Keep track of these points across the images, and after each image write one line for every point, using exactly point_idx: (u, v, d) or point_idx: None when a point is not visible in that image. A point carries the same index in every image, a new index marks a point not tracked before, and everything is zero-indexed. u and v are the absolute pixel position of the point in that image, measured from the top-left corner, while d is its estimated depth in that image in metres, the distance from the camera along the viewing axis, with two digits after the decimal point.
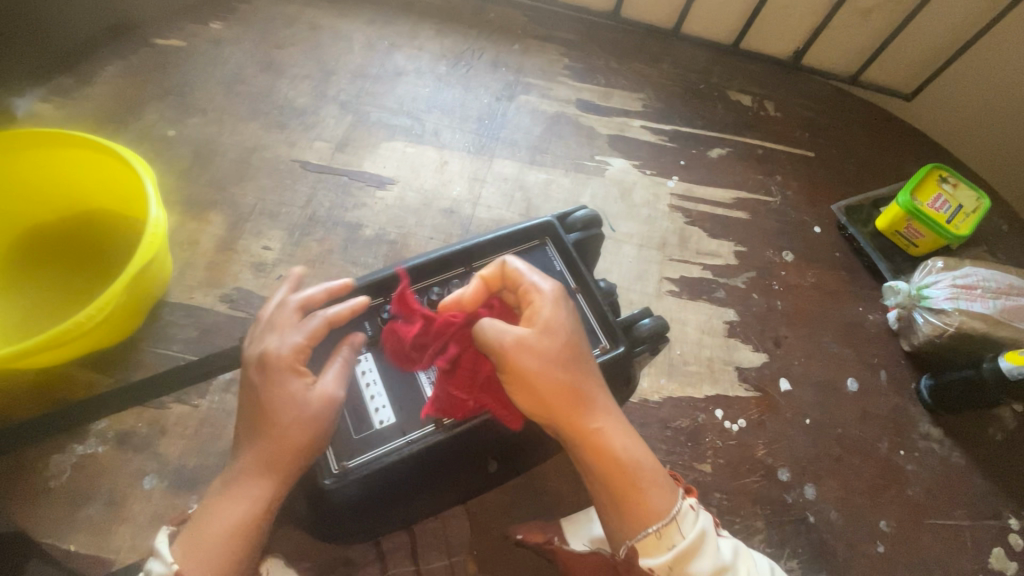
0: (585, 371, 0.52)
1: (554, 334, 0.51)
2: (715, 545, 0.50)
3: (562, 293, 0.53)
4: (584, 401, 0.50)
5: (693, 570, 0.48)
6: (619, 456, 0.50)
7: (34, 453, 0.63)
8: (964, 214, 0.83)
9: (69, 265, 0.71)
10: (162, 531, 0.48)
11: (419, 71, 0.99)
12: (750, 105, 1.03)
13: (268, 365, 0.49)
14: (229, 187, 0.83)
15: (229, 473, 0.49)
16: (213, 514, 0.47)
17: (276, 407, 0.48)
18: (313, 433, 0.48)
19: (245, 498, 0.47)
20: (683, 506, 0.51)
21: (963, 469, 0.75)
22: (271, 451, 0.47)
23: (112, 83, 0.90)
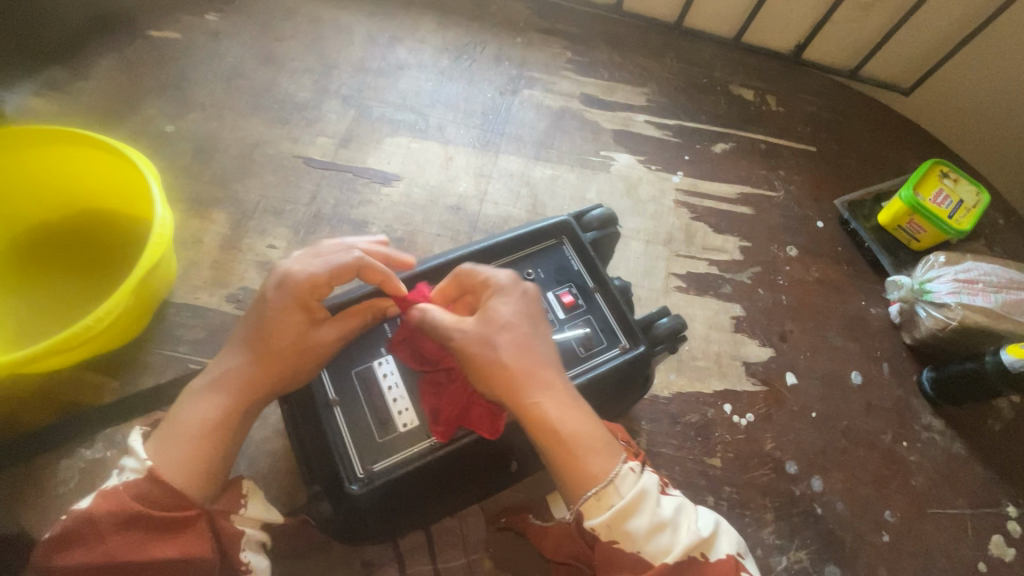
0: (529, 351, 0.49)
1: (494, 323, 0.49)
2: (657, 502, 0.47)
3: (516, 283, 0.52)
4: (523, 377, 0.48)
5: (630, 528, 0.46)
6: (559, 431, 0.47)
7: (41, 458, 0.62)
8: (965, 209, 0.84)
9: (71, 267, 0.70)
10: (136, 430, 0.47)
11: (421, 65, 0.98)
12: (752, 100, 1.03)
13: (286, 288, 0.50)
14: (232, 184, 0.82)
15: (207, 375, 0.50)
16: (188, 412, 0.47)
17: (277, 329, 0.49)
18: (302, 363, 0.50)
19: (221, 403, 0.48)
20: (622, 465, 0.48)
21: (963, 459, 0.77)
22: (260, 367, 0.49)
23: (106, 77, 0.87)
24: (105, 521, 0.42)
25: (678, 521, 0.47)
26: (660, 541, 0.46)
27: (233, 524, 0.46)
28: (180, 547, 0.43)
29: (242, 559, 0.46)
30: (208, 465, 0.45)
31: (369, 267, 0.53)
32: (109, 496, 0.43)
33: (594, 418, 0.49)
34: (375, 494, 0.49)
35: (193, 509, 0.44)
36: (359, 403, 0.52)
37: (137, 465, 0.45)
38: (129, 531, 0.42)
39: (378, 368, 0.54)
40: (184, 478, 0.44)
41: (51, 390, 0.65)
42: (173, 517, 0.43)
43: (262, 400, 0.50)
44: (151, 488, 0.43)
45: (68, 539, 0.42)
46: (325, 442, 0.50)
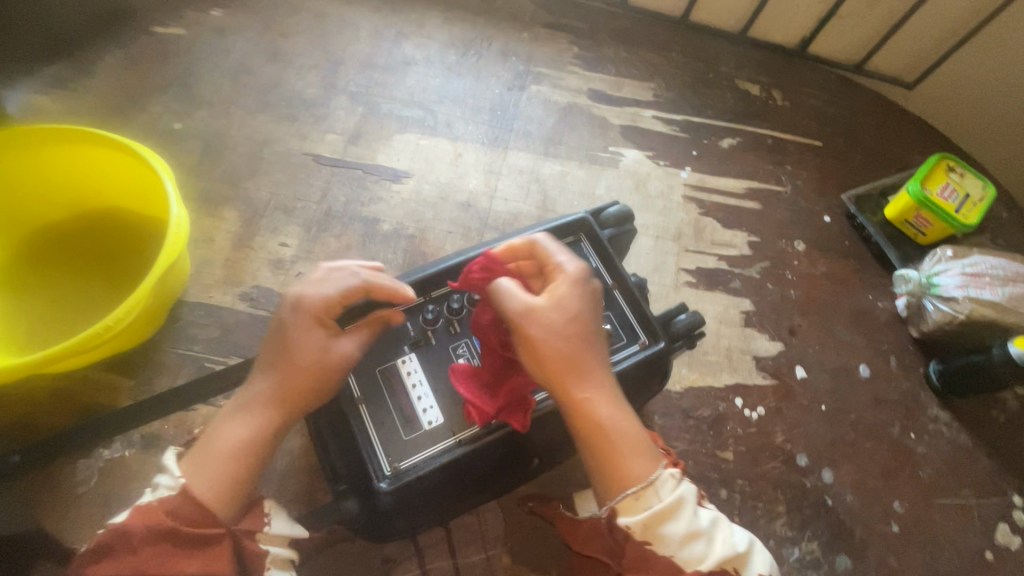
0: (587, 344, 0.50)
1: (563, 311, 0.50)
2: (693, 511, 0.47)
3: (588, 277, 0.52)
4: (579, 370, 0.49)
5: (665, 532, 0.45)
6: (605, 424, 0.48)
7: (59, 460, 0.62)
8: (972, 203, 0.85)
9: (85, 268, 0.70)
10: (171, 449, 0.48)
11: (429, 61, 0.97)
12: (759, 95, 1.03)
13: (298, 311, 0.49)
14: (241, 182, 0.82)
15: (239, 396, 0.49)
16: (220, 431, 0.47)
17: (297, 349, 0.48)
18: (327, 377, 0.49)
19: (255, 421, 0.47)
20: (663, 470, 0.48)
21: (969, 450, 0.78)
22: (287, 384, 0.48)
23: (112, 73, 0.87)
24: (138, 534, 0.42)
25: (714, 532, 0.46)
26: (693, 549, 0.45)
27: (258, 543, 0.46)
28: (207, 564, 0.42)
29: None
30: (237, 484, 0.45)
31: (374, 285, 0.52)
32: (142, 511, 0.42)
33: (638, 421, 0.50)
34: (404, 491, 0.49)
35: (219, 528, 0.44)
36: (384, 401, 0.53)
37: (171, 481, 0.44)
38: (160, 546, 0.42)
39: (402, 367, 0.54)
40: (214, 496, 0.44)
41: (68, 391, 0.65)
42: (203, 534, 0.43)
43: (294, 419, 0.48)
44: (184, 505, 0.43)
45: (103, 552, 0.41)
46: (352, 439, 0.51)
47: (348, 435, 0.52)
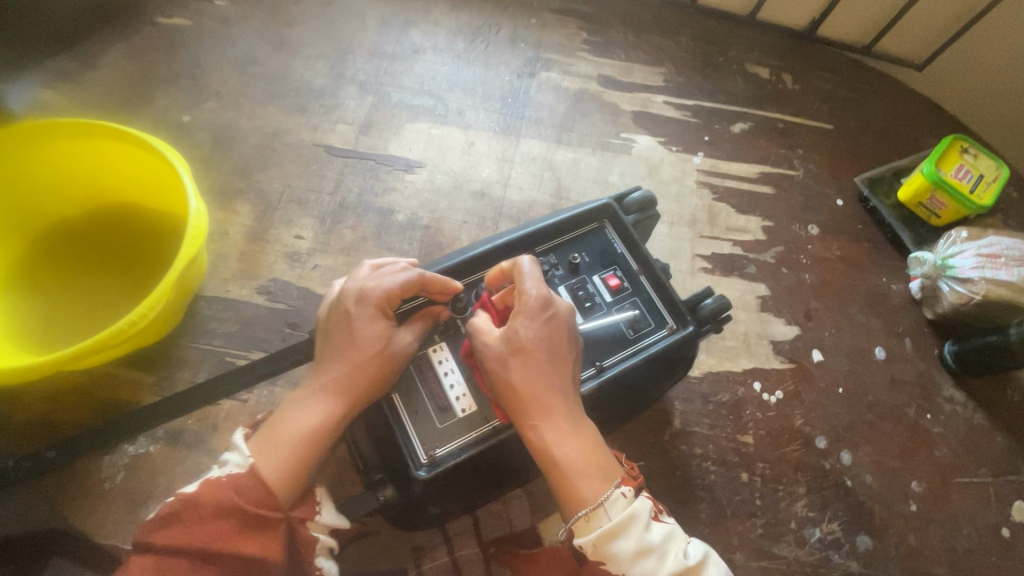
0: (536, 375, 0.48)
1: (514, 342, 0.49)
2: (646, 526, 0.44)
3: (545, 306, 0.49)
4: (529, 403, 0.47)
5: (615, 550, 0.43)
6: (551, 453, 0.46)
7: (85, 456, 0.61)
8: (986, 183, 0.85)
9: (104, 264, 0.69)
10: (239, 426, 0.48)
11: (437, 49, 0.96)
12: (769, 78, 1.03)
13: (361, 302, 0.50)
14: (253, 174, 0.81)
15: (305, 383, 0.49)
16: (287, 417, 0.47)
17: (358, 339, 0.49)
18: (387, 367, 0.50)
19: (319, 410, 0.47)
20: (615, 489, 0.45)
21: (984, 429, 0.79)
22: (349, 373, 0.48)
23: (117, 66, 0.85)
24: (206, 507, 0.42)
25: (667, 546, 0.44)
26: (645, 567, 0.43)
27: (310, 531, 0.46)
28: (264, 546, 0.43)
29: (315, 565, 0.46)
30: (301, 470, 0.45)
31: (431, 281, 0.52)
32: (211, 485, 0.43)
33: (597, 448, 0.47)
34: (440, 479, 0.50)
35: (278, 514, 0.44)
36: (418, 389, 0.53)
37: (240, 459, 0.45)
38: (224, 522, 0.42)
39: (435, 355, 0.54)
40: (278, 479, 0.44)
41: (91, 388, 0.65)
42: (264, 517, 0.43)
43: (355, 409, 0.49)
44: (249, 484, 0.43)
45: (172, 519, 0.42)
46: (388, 427, 0.51)
47: (384, 424, 0.52)
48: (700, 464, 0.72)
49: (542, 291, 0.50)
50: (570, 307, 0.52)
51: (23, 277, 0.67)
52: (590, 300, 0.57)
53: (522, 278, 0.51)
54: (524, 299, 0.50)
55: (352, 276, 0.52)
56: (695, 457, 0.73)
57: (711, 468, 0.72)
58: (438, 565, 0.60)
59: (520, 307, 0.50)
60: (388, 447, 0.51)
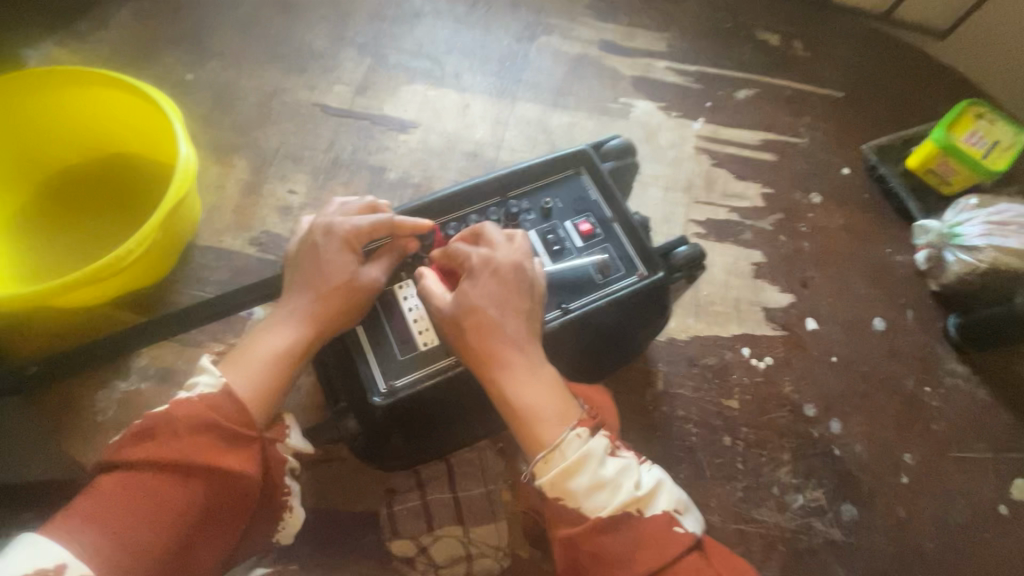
0: (490, 332, 0.49)
1: (464, 303, 0.50)
2: (600, 462, 0.46)
3: (487, 265, 0.51)
4: (488, 358, 0.48)
5: (572, 487, 0.45)
6: (511, 404, 0.47)
7: (81, 388, 0.65)
8: (1000, 150, 0.81)
9: (101, 207, 0.72)
10: (203, 355, 0.48)
11: (437, 12, 0.96)
12: (778, 45, 0.99)
13: (330, 236, 0.51)
14: (251, 131, 0.83)
15: (278, 312, 0.51)
16: (257, 342, 0.49)
17: (327, 272, 0.51)
18: (353, 303, 0.51)
19: (288, 337, 0.49)
20: (569, 430, 0.46)
21: (986, 405, 0.76)
22: (317, 306, 0.50)
23: (126, 26, 0.88)
24: (180, 423, 0.43)
25: (620, 479, 0.45)
26: (598, 500, 0.45)
27: (280, 452, 0.48)
28: (242, 461, 0.44)
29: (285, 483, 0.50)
30: (269, 393, 0.47)
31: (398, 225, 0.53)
32: (185, 404, 0.43)
33: (559, 394, 0.48)
34: (398, 407, 0.51)
35: (255, 432, 0.45)
36: (381, 324, 0.54)
37: (212, 380, 0.46)
38: (202, 438, 0.43)
39: (400, 292, 0.55)
40: (252, 398, 0.46)
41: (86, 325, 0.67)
42: (242, 433, 0.44)
43: (322, 339, 0.50)
44: (225, 403, 0.44)
45: (148, 434, 0.43)
46: (351, 359, 0.53)
47: (347, 356, 0.54)
48: (681, 425, 0.72)
49: (482, 253, 0.51)
50: (518, 261, 0.51)
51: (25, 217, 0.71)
52: (559, 245, 0.58)
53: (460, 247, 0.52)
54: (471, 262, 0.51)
55: (321, 213, 0.53)
56: (677, 419, 0.72)
57: (692, 429, 0.72)
58: (409, 508, 0.60)
59: (469, 269, 0.51)
60: (351, 378, 0.53)
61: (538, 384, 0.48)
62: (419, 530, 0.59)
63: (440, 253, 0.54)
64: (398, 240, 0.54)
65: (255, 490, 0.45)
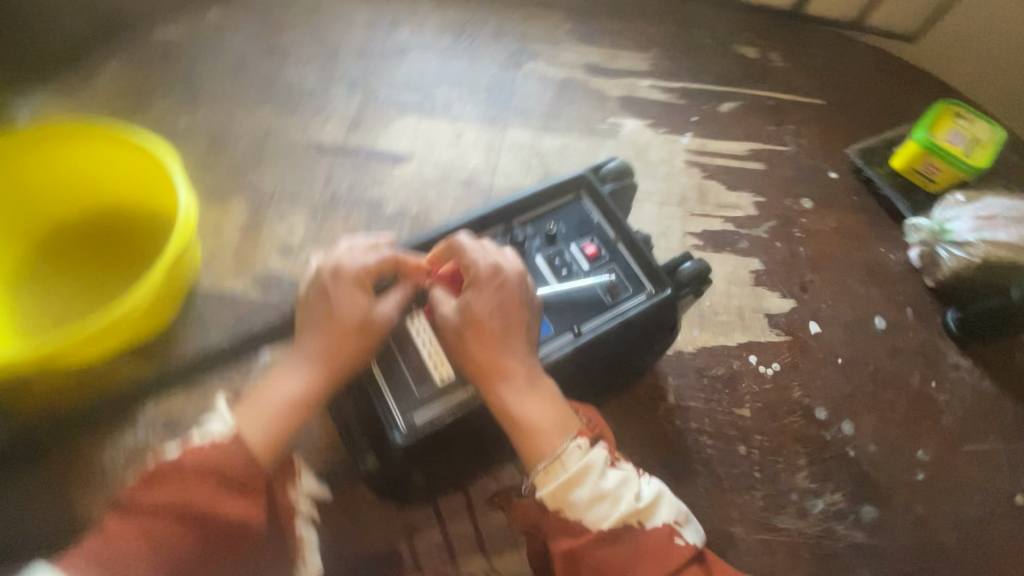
0: (494, 343, 0.50)
1: (469, 315, 0.50)
2: (601, 474, 0.48)
3: (493, 276, 0.51)
4: (492, 372, 0.50)
5: (574, 498, 0.47)
6: (512, 415, 0.49)
7: (88, 444, 0.63)
8: (980, 147, 0.84)
9: (102, 260, 0.72)
10: (218, 397, 0.49)
11: (423, 46, 0.98)
12: (756, 58, 1.02)
13: (339, 278, 0.51)
14: (247, 173, 0.83)
15: (291, 353, 0.51)
16: (270, 389, 0.50)
17: (338, 314, 0.50)
18: (365, 343, 0.51)
19: (301, 382, 0.50)
20: (570, 442, 0.48)
21: (992, 395, 0.77)
22: (330, 348, 0.50)
23: (116, 77, 0.89)
24: (188, 469, 0.43)
25: (621, 490, 0.47)
26: (599, 511, 0.47)
27: (289, 497, 0.50)
28: (247, 509, 0.45)
29: (296, 530, 0.50)
30: (281, 440, 0.48)
31: (404, 262, 0.54)
32: (193, 450, 0.44)
33: (556, 403, 0.50)
34: (419, 446, 0.52)
35: (262, 479, 0.46)
36: (396, 361, 0.54)
37: (223, 426, 0.46)
38: (208, 485, 0.43)
39: (411, 326, 0.55)
40: (262, 446, 0.47)
41: (89, 379, 0.67)
42: (248, 482, 0.45)
43: (336, 381, 0.50)
44: (233, 448, 0.45)
45: (155, 480, 0.43)
46: (369, 398, 0.53)
47: (365, 395, 0.54)
48: (696, 438, 0.72)
49: (489, 262, 0.52)
50: (522, 272, 0.53)
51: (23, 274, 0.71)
52: (567, 268, 0.60)
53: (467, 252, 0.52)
54: (473, 273, 0.52)
55: (329, 254, 0.53)
56: (691, 432, 0.72)
57: (707, 442, 0.72)
58: (430, 542, 0.60)
59: (472, 280, 0.51)
60: (370, 417, 0.53)
61: (536, 394, 0.50)
62: (443, 563, 0.59)
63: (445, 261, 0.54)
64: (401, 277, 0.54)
65: (258, 536, 0.46)
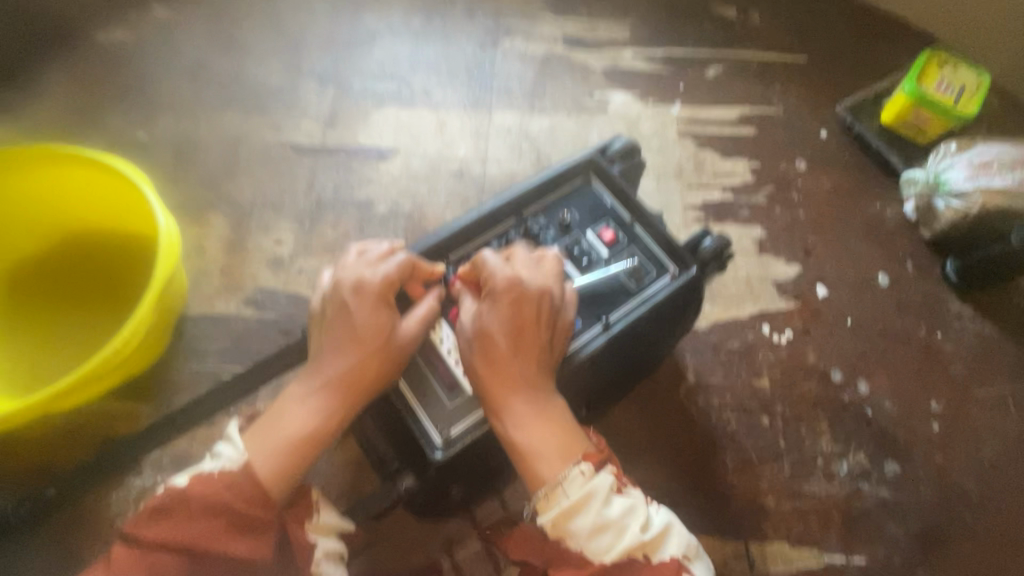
0: (507, 359, 0.47)
1: (485, 330, 0.48)
2: (605, 502, 0.43)
3: (510, 289, 0.48)
4: (500, 390, 0.47)
5: (574, 527, 0.43)
6: (513, 440, 0.46)
7: (91, 495, 0.59)
8: (968, 94, 0.84)
9: (76, 302, 0.66)
10: (233, 419, 0.46)
11: (393, 30, 0.92)
12: (736, 18, 1.00)
13: (360, 290, 0.47)
14: (222, 184, 0.77)
15: (307, 377, 0.47)
16: (288, 417, 0.45)
17: (360, 331, 0.47)
18: (391, 363, 0.47)
19: (321, 408, 0.46)
20: (573, 467, 0.45)
21: (995, 340, 0.79)
22: (354, 371, 0.46)
23: (60, 91, 0.81)
24: (195, 503, 0.40)
25: (625, 521, 0.43)
26: (601, 543, 0.42)
27: (306, 533, 0.44)
28: (253, 547, 0.41)
29: (314, 571, 0.43)
30: (299, 472, 0.44)
31: (419, 266, 0.51)
32: (202, 479, 0.41)
33: (563, 426, 0.47)
34: (458, 459, 0.49)
35: (271, 514, 0.42)
36: (424, 373, 0.51)
37: (234, 454, 0.43)
38: (215, 521, 0.40)
39: (436, 335, 0.52)
40: (277, 480, 0.43)
41: (80, 426, 0.62)
42: (255, 517, 0.41)
43: (358, 405, 0.47)
44: (243, 481, 0.41)
45: (161, 512, 0.40)
46: (400, 417, 0.50)
47: (394, 413, 0.51)
48: (719, 415, 0.71)
49: (509, 274, 0.49)
50: (546, 287, 0.49)
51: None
52: (587, 256, 0.57)
53: (489, 261, 0.50)
54: (493, 284, 0.49)
55: (344, 263, 0.49)
56: (714, 409, 0.72)
57: (731, 417, 0.72)
58: (472, 552, 0.58)
59: (491, 292, 0.49)
60: (402, 435, 0.51)
61: (540, 416, 0.46)
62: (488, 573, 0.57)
63: (470, 267, 0.52)
64: (409, 281, 0.52)
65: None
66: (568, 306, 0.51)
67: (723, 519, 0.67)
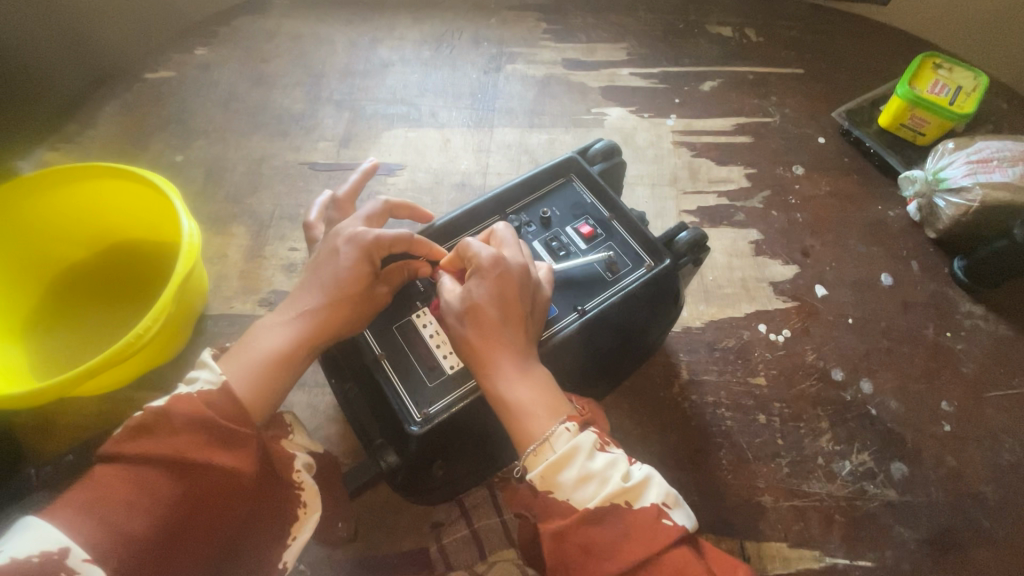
0: (494, 330, 0.51)
1: (477, 305, 0.51)
2: (590, 456, 0.46)
3: (496, 265, 0.52)
4: (488, 360, 0.50)
5: (561, 479, 0.45)
6: (504, 400, 0.49)
7: None
8: (965, 94, 0.84)
9: (114, 302, 0.75)
10: (205, 349, 0.50)
11: (404, 60, 1.00)
12: (731, 36, 1.03)
13: (356, 243, 0.54)
14: (245, 199, 0.85)
15: (284, 311, 0.53)
16: (261, 340, 0.50)
17: (342, 278, 0.53)
18: (355, 312, 0.54)
19: (291, 335, 0.51)
20: (559, 425, 0.48)
21: (1009, 339, 0.76)
22: (327, 312, 0.52)
23: (112, 121, 0.91)
24: (178, 419, 0.42)
25: (608, 472, 0.46)
26: (587, 492, 0.45)
27: (286, 447, 0.49)
28: (236, 460, 0.44)
29: (297, 478, 0.49)
30: (266, 396, 0.48)
31: (419, 242, 0.56)
32: (184, 397, 0.43)
33: (547, 385, 0.50)
34: (434, 434, 0.53)
35: (250, 430, 0.45)
36: (407, 356, 0.57)
37: (211, 376, 0.46)
38: (198, 435, 0.43)
39: (419, 321, 0.58)
40: (251, 400, 0.47)
41: (108, 411, 0.68)
42: (237, 432, 0.44)
43: (318, 342, 0.52)
44: (222, 398, 0.44)
45: (143, 430, 0.42)
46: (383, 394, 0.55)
47: (379, 391, 0.56)
48: (714, 411, 0.71)
49: (493, 252, 0.53)
50: (525, 264, 0.53)
51: (39, 303, 0.74)
52: (565, 249, 0.62)
53: (473, 244, 0.53)
54: (479, 263, 0.52)
55: (349, 223, 0.56)
56: (708, 406, 0.72)
57: (726, 414, 0.71)
58: (458, 539, 0.60)
59: (478, 269, 0.52)
60: (386, 413, 0.55)
61: (528, 377, 0.50)
62: (473, 560, 0.59)
63: (453, 257, 0.56)
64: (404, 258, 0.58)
65: (249, 491, 0.44)
66: (545, 284, 0.56)
67: (717, 517, 0.65)
